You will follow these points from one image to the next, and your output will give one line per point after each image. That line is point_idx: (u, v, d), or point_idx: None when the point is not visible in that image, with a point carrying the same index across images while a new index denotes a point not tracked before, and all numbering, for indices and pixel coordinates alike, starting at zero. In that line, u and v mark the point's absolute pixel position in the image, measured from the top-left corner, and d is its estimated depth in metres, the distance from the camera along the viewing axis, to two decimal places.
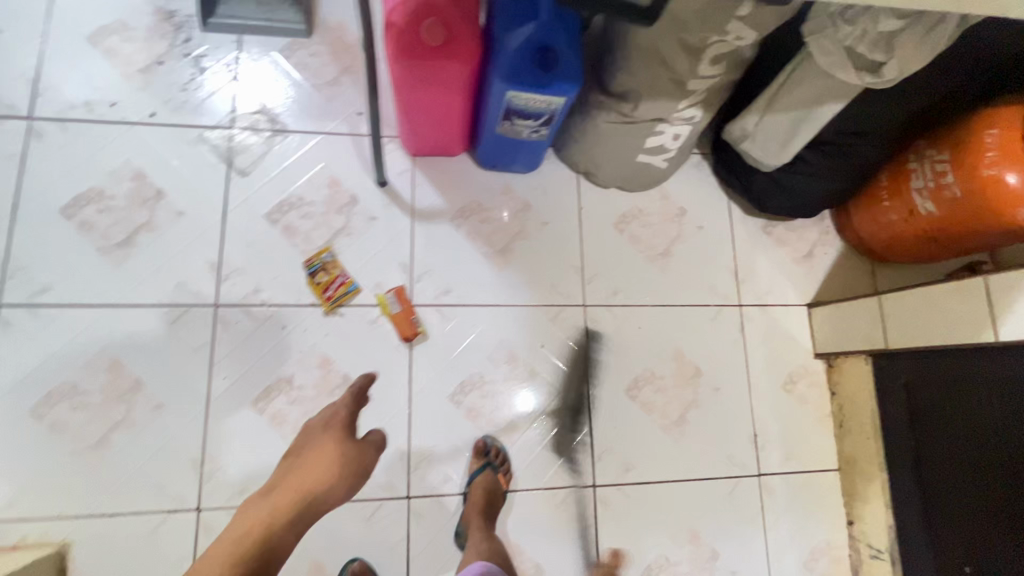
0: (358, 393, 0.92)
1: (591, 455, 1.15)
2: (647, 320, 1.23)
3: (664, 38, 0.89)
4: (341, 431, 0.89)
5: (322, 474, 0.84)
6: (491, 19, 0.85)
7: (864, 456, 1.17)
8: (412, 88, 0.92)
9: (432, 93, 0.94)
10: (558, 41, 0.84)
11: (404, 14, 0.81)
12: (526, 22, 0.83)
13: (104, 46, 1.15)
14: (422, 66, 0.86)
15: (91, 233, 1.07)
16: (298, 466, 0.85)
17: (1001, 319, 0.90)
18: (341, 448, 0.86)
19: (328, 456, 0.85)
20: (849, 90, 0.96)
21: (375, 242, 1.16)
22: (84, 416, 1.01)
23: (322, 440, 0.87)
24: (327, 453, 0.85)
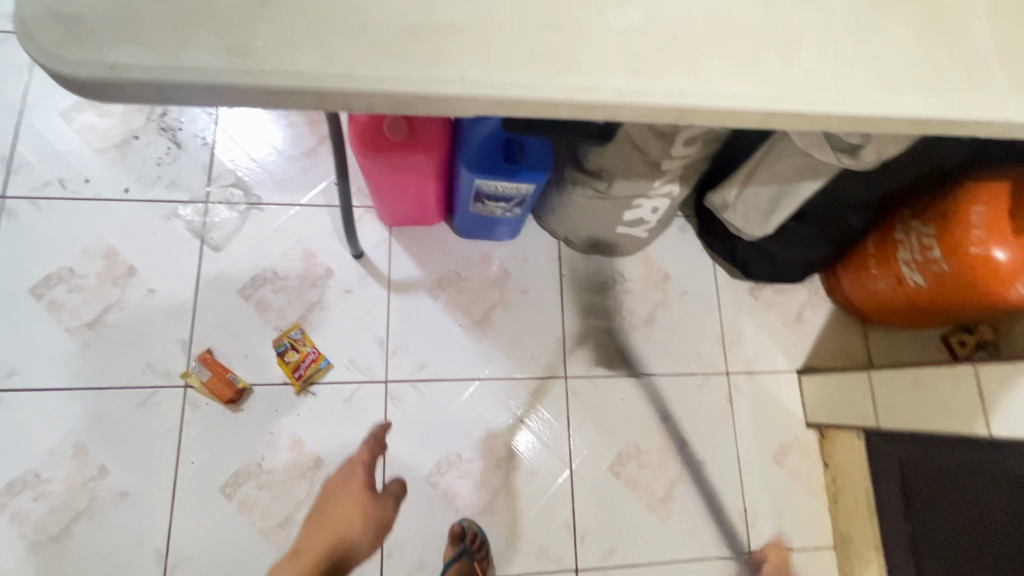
0: (372, 449, 1.01)
1: (572, 537, 1.10)
2: (631, 390, 1.20)
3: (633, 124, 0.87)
4: (361, 485, 0.98)
5: (353, 521, 0.95)
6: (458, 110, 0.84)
7: (859, 536, 1.12)
8: (380, 174, 0.91)
9: (402, 178, 0.93)
10: None
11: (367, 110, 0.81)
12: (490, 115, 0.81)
13: (81, 123, 1.15)
14: (388, 158, 0.85)
15: (60, 313, 1.06)
16: (324, 520, 0.96)
17: (992, 411, 0.85)
18: (365, 507, 0.96)
19: (355, 511, 0.95)
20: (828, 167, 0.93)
21: (350, 316, 1.13)
22: (44, 507, 0.98)
23: (347, 494, 0.98)
24: (355, 504, 0.96)
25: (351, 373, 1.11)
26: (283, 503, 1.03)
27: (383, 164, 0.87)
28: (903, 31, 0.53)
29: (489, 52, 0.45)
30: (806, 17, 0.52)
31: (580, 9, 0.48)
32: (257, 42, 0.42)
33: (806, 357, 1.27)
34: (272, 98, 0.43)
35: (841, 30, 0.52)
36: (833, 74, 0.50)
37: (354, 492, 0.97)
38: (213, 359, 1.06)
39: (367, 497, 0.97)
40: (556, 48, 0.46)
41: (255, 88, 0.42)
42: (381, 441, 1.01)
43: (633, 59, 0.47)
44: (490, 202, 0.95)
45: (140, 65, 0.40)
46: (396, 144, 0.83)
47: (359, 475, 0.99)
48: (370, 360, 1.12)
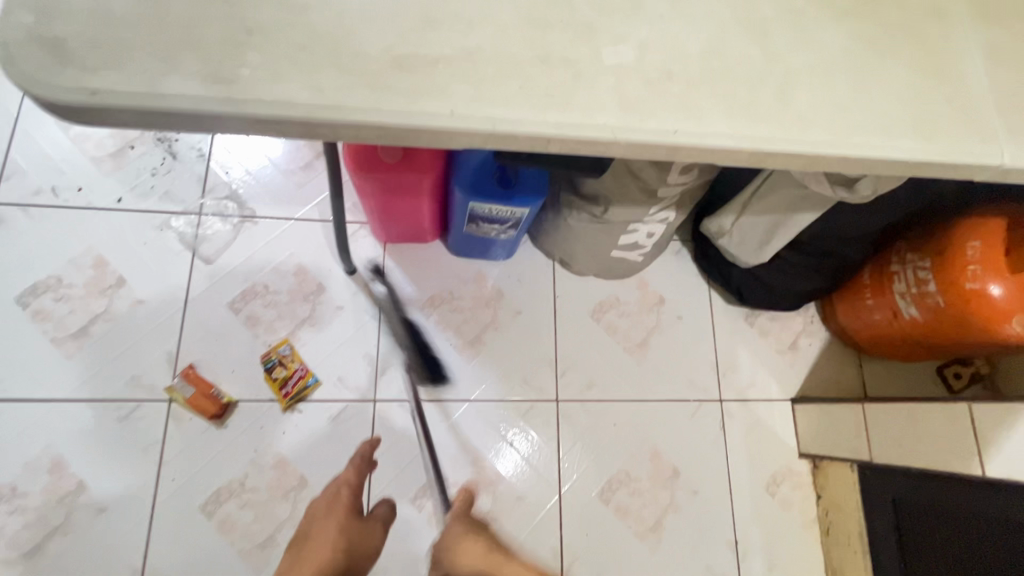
0: (359, 466, 0.83)
1: (559, 565, 1.08)
2: (623, 416, 1.18)
3: None
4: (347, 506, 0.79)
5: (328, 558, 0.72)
6: None
7: (851, 572, 1.10)
8: (375, 194, 0.90)
9: (396, 198, 0.92)
10: None
11: None
12: None
13: (76, 131, 1.14)
14: (382, 178, 0.84)
15: (46, 322, 1.04)
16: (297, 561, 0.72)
17: (986, 451, 0.84)
18: (347, 529, 0.76)
19: (334, 540, 0.74)
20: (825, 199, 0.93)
21: (341, 333, 1.12)
22: (19, 522, 0.95)
23: (327, 520, 0.77)
24: (336, 529, 0.76)
25: (339, 391, 1.09)
26: (264, 523, 1.01)
27: (377, 183, 0.86)
28: (900, 74, 0.53)
29: (480, 86, 0.44)
30: (802, 58, 0.52)
31: (574, 44, 0.47)
32: (243, 71, 0.41)
33: (800, 386, 1.26)
34: (257, 127, 0.42)
35: (838, 71, 0.52)
36: (829, 115, 0.50)
37: (336, 516, 0.77)
38: (196, 374, 1.05)
39: (351, 523, 0.77)
40: (549, 83, 0.45)
41: (240, 117, 0.41)
42: (370, 459, 0.84)
43: (626, 97, 0.46)
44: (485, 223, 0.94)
45: (122, 92, 0.39)
46: (391, 164, 0.83)
47: (343, 500, 0.79)
48: (360, 378, 1.11)
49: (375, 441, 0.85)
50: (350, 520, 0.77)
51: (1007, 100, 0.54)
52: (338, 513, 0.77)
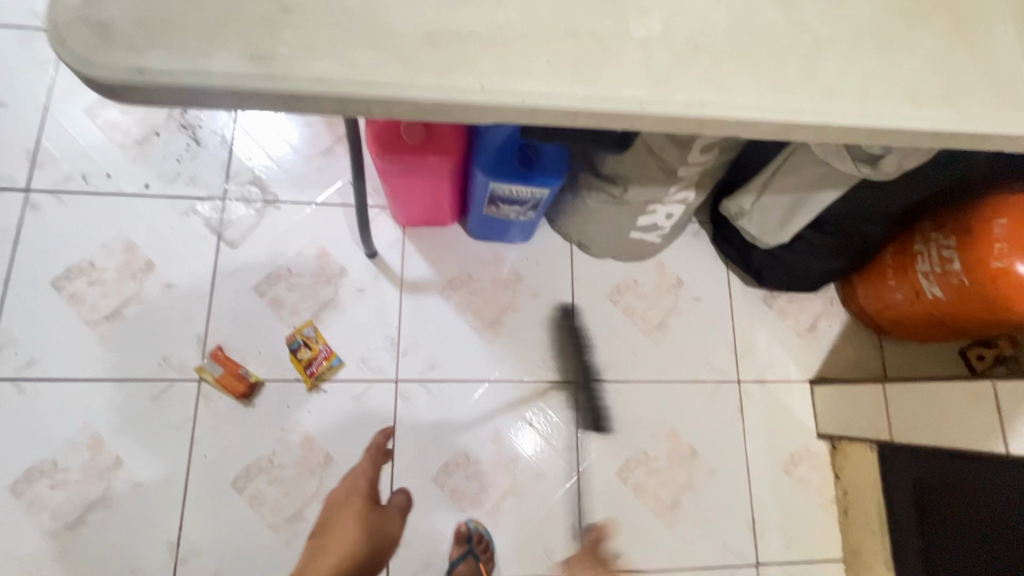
0: (376, 456, 1.08)
1: (578, 541, 1.10)
2: (641, 396, 1.19)
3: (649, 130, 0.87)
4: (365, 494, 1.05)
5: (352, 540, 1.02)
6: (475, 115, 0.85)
7: (869, 550, 1.11)
8: (396, 176, 0.92)
9: (417, 181, 0.93)
10: None
11: None
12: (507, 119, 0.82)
13: (103, 119, 1.17)
14: (404, 160, 0.85)
15: (81, 305, 1.08)
16: (325, 544, 1.02)
17: (1011, 429, 0.84)
18: (367, 515, 1.04)
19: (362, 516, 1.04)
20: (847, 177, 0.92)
21: (363, 316, 1.14)
22: (61, 495, 1.00)
23: (347, 509, 1.04)
24: (352, 522, 1.03)
25: (362, 371, 1.12)
26: (292, 498, 1.04)
27: (400, 166, 0.87)
28: (931, 43, 0.52)
29: (510, 60, 0.45)
30: (831, 28, 0.51)
31: (601, 17, 0.47)
32: (281, 48, 0.42)
33: (819, 368, 1.26)
34: (295, 103, 0.43)
35: (866, 42, 0.51)
36: (858, 86, 0.50)
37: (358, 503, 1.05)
38: (224, 355, 1.08)
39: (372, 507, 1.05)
40: (577, 57, 0.46)
41: (279, 93, 0.42)
42: (383, 448, 1.08)
43: (654, 70, 0.47)
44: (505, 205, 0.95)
45: (167, 70, 0.41)
46: (413, 147, 0.84)
47: (360, 493, 1.05)
48: (381, 359, 1.13)
49: (391, 433, 1.09)
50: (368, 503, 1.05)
51: None
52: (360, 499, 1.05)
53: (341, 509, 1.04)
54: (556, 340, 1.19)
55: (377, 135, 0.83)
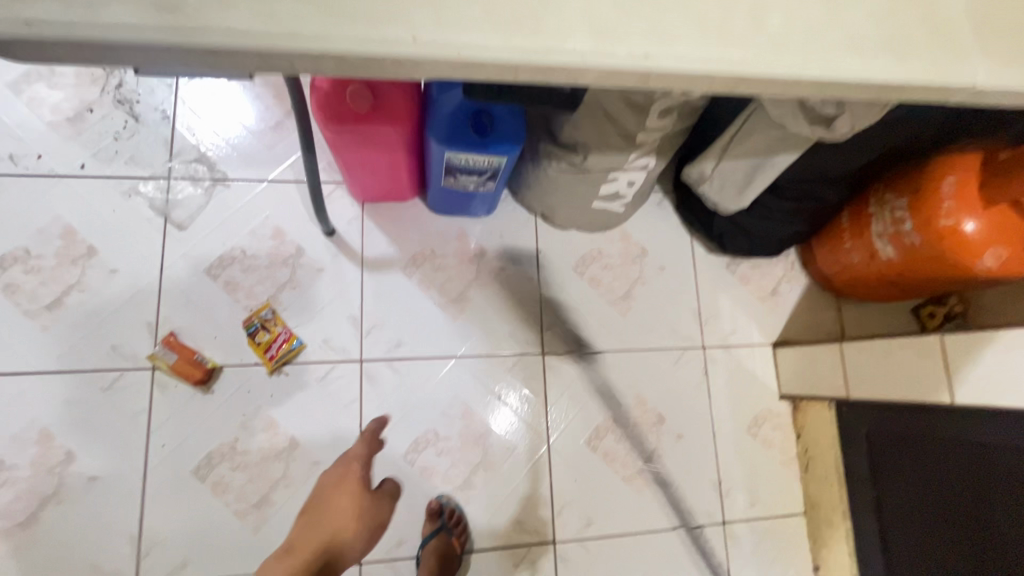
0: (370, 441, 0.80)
1: (550, 510, 1.12)
2: (608, 365, 1.20)
3: (606, 94, 0.85)
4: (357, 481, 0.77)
5: (342, 524, 0.75)
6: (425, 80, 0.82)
7: (828, 503, 1.15)
8: (348, 148, 0.88)
9: (370, 152, 0.90)
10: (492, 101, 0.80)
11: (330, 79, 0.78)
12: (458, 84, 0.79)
13: (29, 96, 1.09)
14: (354, 129, 0.81)
15: (18, 295, 1.02)
16: (315, 521, 0.76)
17: (956, 380, 0.87)
18: (354, 505, 0.75)
19: (346, 513, 0.75)
20: (803, 140, 0.93)
21: (324, 295, 1.11)
22: (10, 493, 0.95)
23: (338, 492, 0.77)
24: (344, 505, 0.76)
25: (325, 352, 1.09)
26: (258, 483, 1.02)
27: (350, 136, 0.83)
28: None
29: (443, 11, 0.42)
30: None
31: None
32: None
33: (780, 331, 1.29)
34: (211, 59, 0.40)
35: None
36: (803, 37, 0.49)
37: (347, 493, 0.76)
38: (178, 341, 1.03)
39: (361, 499, 0.76)
40: (515, 7, 0.44)
41: (193, 49, 0.39)
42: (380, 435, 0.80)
43: (596, 21, 0.45)
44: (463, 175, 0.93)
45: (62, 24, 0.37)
46: (362, 115, 0.80)
47: (356, 473, 0.78)
48: (345, 339, 1.11)
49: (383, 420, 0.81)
50: (359, 496, 0.76)
51: (982, 17, 0.53)
52: (349, 487, 0.76)
53: (325, 493, 0.78)
54: (523, 313, 1.18)
55: (322, 102, 0.79)
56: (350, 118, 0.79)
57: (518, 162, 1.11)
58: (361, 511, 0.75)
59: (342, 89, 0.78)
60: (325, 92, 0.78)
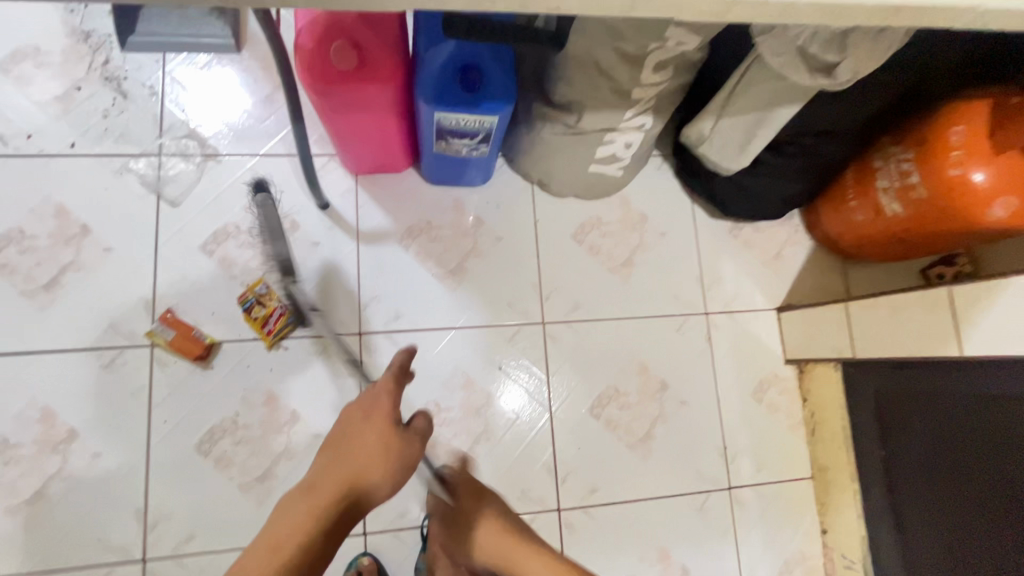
0: (400, 375, 0.74)
1: (554, 479, 1.11)
2: (610, 333, 1.19)
3: (598, 46, 0.83)
4: (386, 416, 0.72)
5: (371, 462, 0.69)
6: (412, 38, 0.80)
7: (836, 465, 1.14)
8: (336, 113, 0.86)
9: (358, 117, 0.88)
10: (481, 56, 0.78)
11: (313, 38, 0.75)
12: (445, 39, 0.77)
13: (16, 75, 1.08)
14: (340, 90, 0.79)
15: (14, 276, 1.01)
16: (338, 456, 0.70)
17: (966, 332, 0.85)
18: (386, 441, 0.70)
19: (376, 451, 0.70)
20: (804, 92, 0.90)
21: (321, 269, 1.10)
22: (16, 471, 0.96)
23: (367, 427, 0.71)
24: (373, 438, 0.70)
25: (324, 325, 1.08)
26: (261, 457, 1.03)
27: (336, 99, 0.81)
28: None
29: None
30: None
31: None
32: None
33: (785, 296, 1.27)
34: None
35: None
36: None
37: (376, 427, 0.71)
38: (176, 318, 1.03)
39: (392, 433, 0.71)
40: None
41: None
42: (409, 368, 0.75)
43: None
44: (455, 139, 0.91)
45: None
46: (347, 75, 0.78)
47: (386, 407, 0.73)
48: (343, 313, 1.10)
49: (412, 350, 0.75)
50: (391, 430, 0.71)
51: None
52: (383, 419, 0.72)
53: (353, 427, 0.72)
54: (522, 283, 1.17)
55: (306, 62, 0.77)
56: (335, 78, 0.77)
57: (512, 127, 1.09)
58: (391, 444, 0.71)
59: (325, 48, 0.76)
60: (309, 52, 0.76)
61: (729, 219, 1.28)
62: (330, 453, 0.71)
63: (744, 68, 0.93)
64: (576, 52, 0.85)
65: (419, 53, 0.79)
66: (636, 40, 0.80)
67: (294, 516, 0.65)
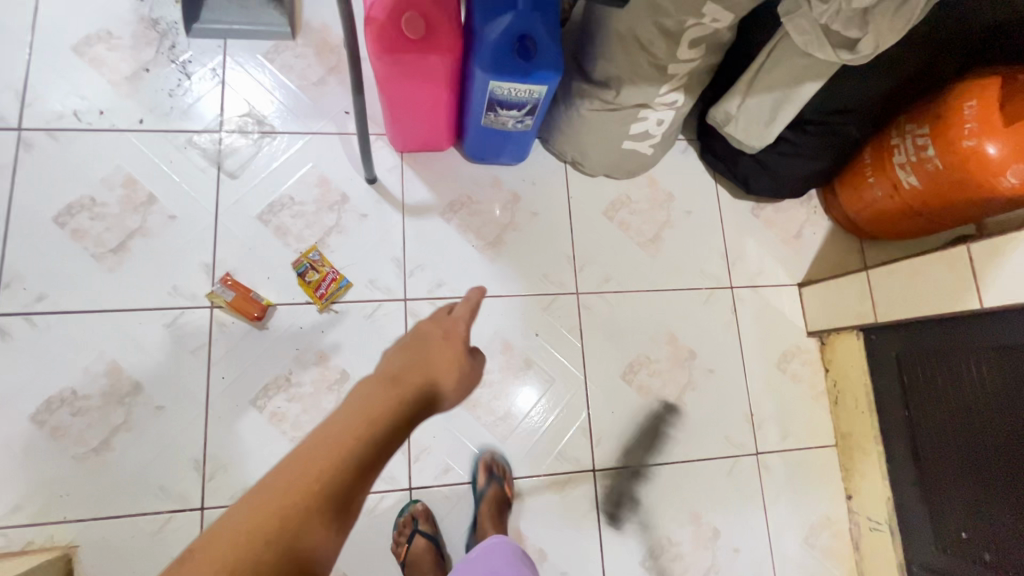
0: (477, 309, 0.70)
1: (589, 441, 1.16)
2: (640, 304, 1.24)
3: (640, 22, 0.91)
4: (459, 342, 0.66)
5: (442, 380, 0.62)
6: (472, 13, 0.88)
7: (859, 431, 1.18)
8: (397, 83, 0.94)
9: (416, 87, 0.95)
10: (536, 29, 0.86)
11: (385, 10, 0.84)
12: (504, 13, 0.85)
13: (90, 57, 1.16)
14: (405, 57, 0.87)
15: (85, 240, 1.08)
16: (410, 362, 0.62)
17: (985, 286, 0.91)
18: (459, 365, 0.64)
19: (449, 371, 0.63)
20: (826, 68, 0.97)
21: (369, 239, 1.17)
22: (84, 421, 1.02)
23: (439, 348, 0.64)
24: (448, 359, 0.64)
25: (371, 292, 1.14)
26: (313, 414, 1.08)
27: (401, 65, 0.89)
28: None
29: None
30: None
31: None
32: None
33: (806, 272, 1.32)
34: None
35: None
36: None
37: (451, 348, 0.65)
38: (234, 281, 1.09)
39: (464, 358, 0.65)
40: None
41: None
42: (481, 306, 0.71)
43: None
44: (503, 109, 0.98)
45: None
46: (414, 42, 0.86)
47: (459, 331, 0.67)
48: (389, 280, 1.16)
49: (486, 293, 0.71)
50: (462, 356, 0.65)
51: None
52: (459, 344, 0.65)
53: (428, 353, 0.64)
54: (557, 255, 1.23)
55: (377, 29, 0.85)
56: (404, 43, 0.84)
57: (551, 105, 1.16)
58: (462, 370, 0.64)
59: (396, 17, 0.84)
60: (381, 20, 0.84)
61: (751, 199, 1.34)
62: (395, 369, 0.61)
63: (771, 48, 1.01)
64: (619, 28, 0.93)
65: (478, 24, 0.87)
66: (674, 14, 0.88)
67: (328, 455, 0.52)
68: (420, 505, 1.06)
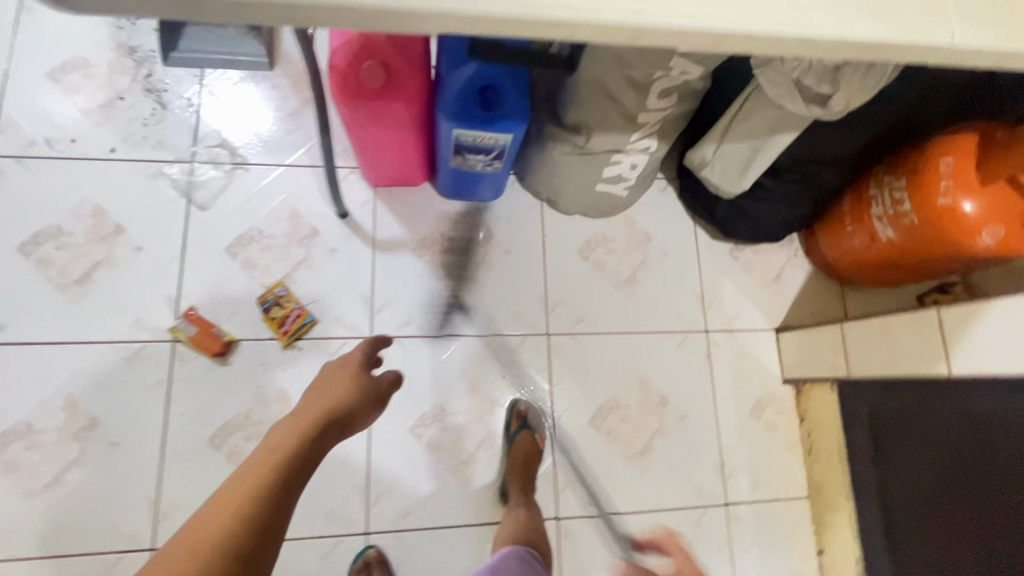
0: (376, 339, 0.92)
1: (553, 487, 1.14)
2: (612, 346, 1.22)
3: (608, 72, 0.89)
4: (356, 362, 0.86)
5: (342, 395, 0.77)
6: (437, 60, 0.87)
7: (831, 485, 1.16)
8: (362, 126, 0.93)
9: (379, 128, 0.94)
10: (500, 79, 0.85)
11: (346, 57, 0.83)
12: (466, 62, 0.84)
13: (65, 84, 1.16)
14: (365, 102, 0.86)
15: (49, 269, 1.07)
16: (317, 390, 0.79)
17: (954, 351, 0.88)
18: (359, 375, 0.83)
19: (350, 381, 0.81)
20: (800, 120, 0.96)
21: (338, 275, 1.16)
22: (37, 456, 1.00)
23: (338, 373, 0.83)
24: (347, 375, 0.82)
25: (337, 328, 1.13)
26: None
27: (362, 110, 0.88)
28: None
29: None
30: None
31: None
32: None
33: (783, 317, 1.30)
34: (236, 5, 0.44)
35: None
36: None
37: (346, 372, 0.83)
38: (198, 316, 1.08)
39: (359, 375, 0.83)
40: None
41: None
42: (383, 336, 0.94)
43: None
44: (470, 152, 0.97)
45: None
46: (374, 89, 0.85)
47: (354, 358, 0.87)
48: (356, 317, 1.14)
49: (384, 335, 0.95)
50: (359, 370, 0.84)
51: None
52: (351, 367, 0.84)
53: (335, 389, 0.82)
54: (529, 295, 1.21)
55: (337, 75, 0.84)
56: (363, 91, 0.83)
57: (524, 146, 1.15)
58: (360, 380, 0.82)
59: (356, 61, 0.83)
60: (341, 67, 0.83)
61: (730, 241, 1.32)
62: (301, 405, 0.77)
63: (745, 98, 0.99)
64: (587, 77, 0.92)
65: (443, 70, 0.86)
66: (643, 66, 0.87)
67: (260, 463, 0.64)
68: (375, 550, 1.04)
